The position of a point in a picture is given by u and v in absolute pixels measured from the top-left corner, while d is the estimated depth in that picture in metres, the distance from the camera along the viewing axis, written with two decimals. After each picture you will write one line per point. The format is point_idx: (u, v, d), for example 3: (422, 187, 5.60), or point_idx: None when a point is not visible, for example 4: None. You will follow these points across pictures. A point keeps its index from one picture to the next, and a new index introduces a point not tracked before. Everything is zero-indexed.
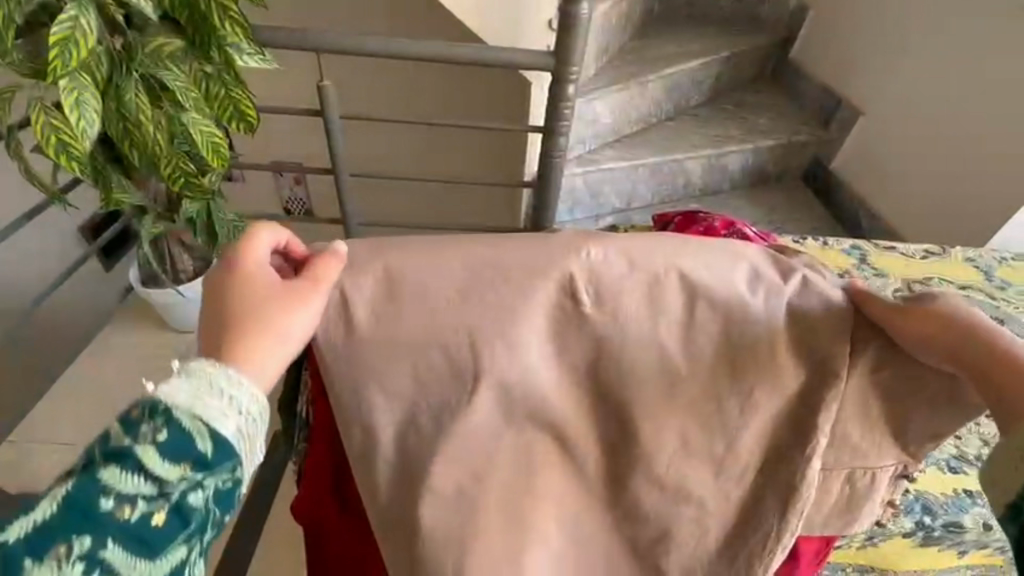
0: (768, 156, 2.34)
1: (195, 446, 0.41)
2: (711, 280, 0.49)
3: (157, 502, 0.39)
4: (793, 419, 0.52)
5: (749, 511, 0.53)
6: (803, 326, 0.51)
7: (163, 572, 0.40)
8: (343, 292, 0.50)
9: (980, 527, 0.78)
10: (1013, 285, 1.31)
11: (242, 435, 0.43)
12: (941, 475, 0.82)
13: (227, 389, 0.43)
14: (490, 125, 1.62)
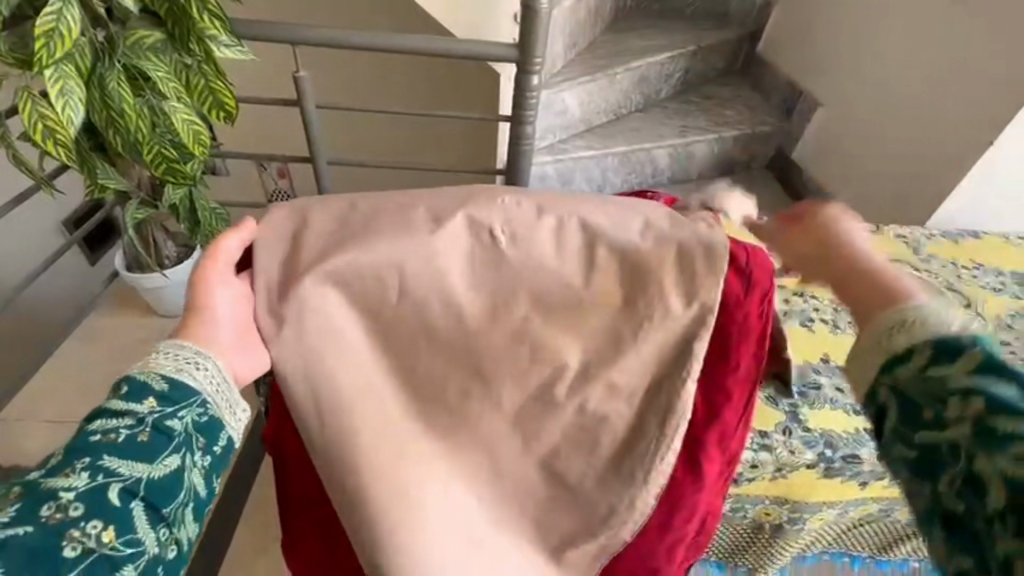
0: (733, 145, 2.45)
1: (158, 388, 0.56)
2: (605, 226, 0.63)
3: (140, 427, 0.53)
4: (677, 341, 0.65)
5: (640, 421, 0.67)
6: (686, 266, 0.63)
7: (161, 475, 0.52)
8: (308, 227, 0.66)
9: (874, 458, 0.90)
10: (939, 258, 1.43)
11: (191, 376, 0.58)
12: (844, 416, 0.93)
13: (172, 354, 0.59)
14: (460, 113, 1.71)
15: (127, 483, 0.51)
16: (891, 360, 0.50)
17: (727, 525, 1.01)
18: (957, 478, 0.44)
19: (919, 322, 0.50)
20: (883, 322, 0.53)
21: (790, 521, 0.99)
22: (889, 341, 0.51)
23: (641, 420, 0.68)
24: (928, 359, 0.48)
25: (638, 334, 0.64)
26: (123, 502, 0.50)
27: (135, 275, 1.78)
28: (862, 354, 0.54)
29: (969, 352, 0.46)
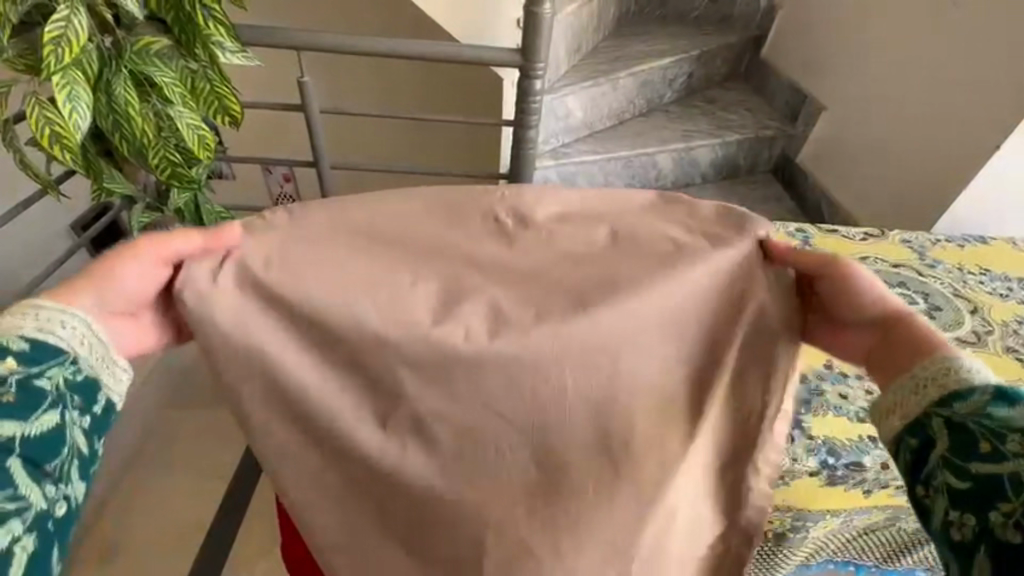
0: (737, 149, 2.44)
1: (17, 349, 0.52)
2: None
3: (4, 388, 0.50)
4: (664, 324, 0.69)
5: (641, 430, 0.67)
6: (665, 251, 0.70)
7: (39, 434, 0.51)
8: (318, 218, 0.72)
9: (878, 466, 0.89)
10: (945, 263, 1.41)
11: (57, 334, 0.55)
12: (847, 424, 0.94)
13: (45, 308, 0.56)
14: (463, 118, 1.71)
15: (2, 445, 0.49)
16: (946, 404, 0.52)
17: None
18: (1012, 506, 0.45)
19: (962, 370, 0.54)
20: (925, 374, 0.56)
21: (793, 530, 0.97)
22: (938, 387, 0.54)
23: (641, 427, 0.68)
24: (984, 400, 0.51)
25: None
26: (3, 464, 0.48)
27: None
28: (906, 402, 0.56)
29: (1023, 402, 0.50)
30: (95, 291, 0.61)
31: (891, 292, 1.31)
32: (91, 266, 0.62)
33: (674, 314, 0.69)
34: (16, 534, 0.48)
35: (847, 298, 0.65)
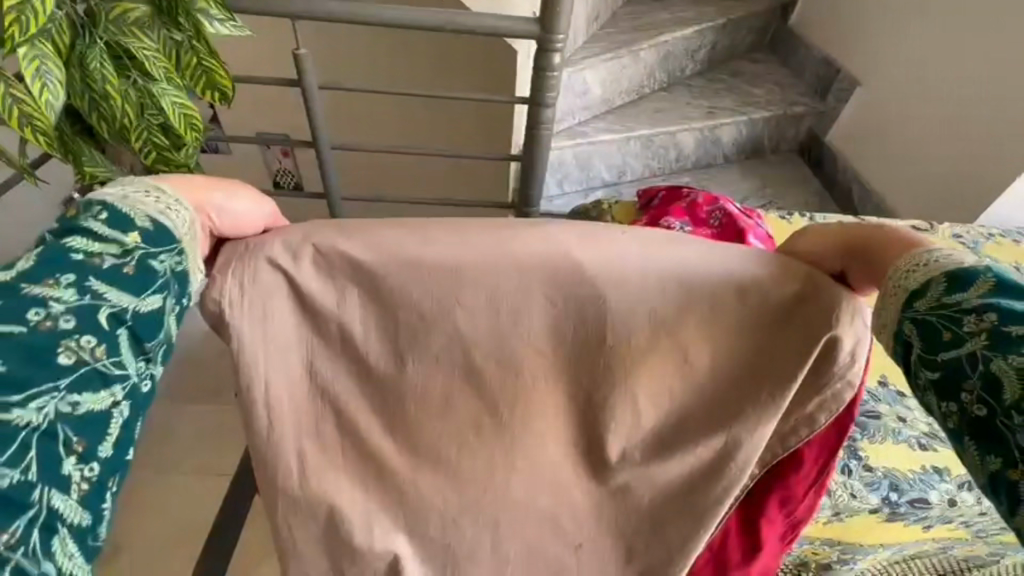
0: (762, 127, 2.29)
1: (135, 223, 0.48)
2: (681, 274, 0.50)
3: (125, 259, 0.47)
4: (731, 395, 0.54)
5: (697, 483, 0.58)
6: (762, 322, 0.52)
7: (145, 313, 0.47)
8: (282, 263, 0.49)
9: (945, 503, 0.81)
10: (998, 262, 1.30)
11: (170, 221, 0.50)
12: (908, 453, 0.84)
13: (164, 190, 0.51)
14: (473, 95, 1.57)
15: (114, 309, 0.45)
16: (909, 304, 0.45)
17: None
18: (974, 391, 0.40)
19: (926, 265, 0.46)
20: (896, 276, 0.48)
21: (840, 561, 0.90)
22: (904, 286, 0.47)
23: (689, 485, 0.58)
24: (941, 289, 0.44)
25: (702, 388, 0.54)
26: (112, 328, 0.45)
27: None
28: (883, 316, 0.48)
29: (980, 281, 0.43)
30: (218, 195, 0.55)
31: None
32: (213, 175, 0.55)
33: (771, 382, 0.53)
34: (113, 403, 0.45)
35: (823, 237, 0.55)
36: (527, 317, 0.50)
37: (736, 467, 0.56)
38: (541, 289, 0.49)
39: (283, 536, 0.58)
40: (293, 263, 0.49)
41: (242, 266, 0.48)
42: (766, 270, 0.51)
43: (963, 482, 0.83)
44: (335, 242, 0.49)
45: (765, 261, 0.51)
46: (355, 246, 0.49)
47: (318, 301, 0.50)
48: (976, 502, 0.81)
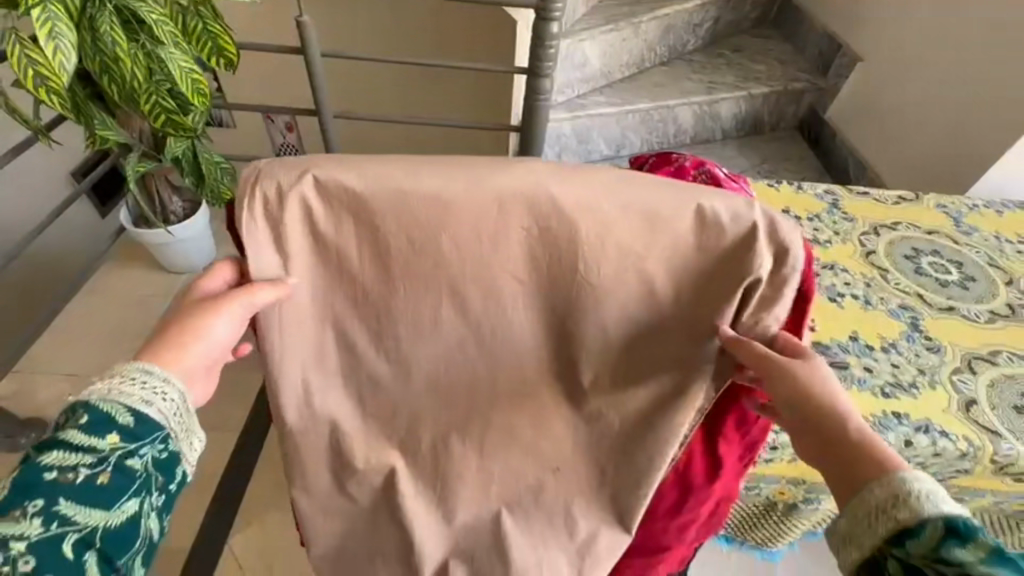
0: (762, 103, 2.31)
1: (118, 420, 0.52)
2: (651, 206, 0.54)
3: (100, 466, 0.50)
4: (695, 325, 0.59)
5: (660, 405, 0.63)
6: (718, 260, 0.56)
7: (119, 521, 0.51)
8: (276, 196, 0.53)
9: (900, 444, 0.85)
10: (980, 231, 1.32)
11: (154, 409, 0.55)
12: (871, 399, 0.89)
13: (139, 377, 0.55)
14: (470, 65, 1.60)
15: (82, 532, 0.49)
16: (895, 544, 0.46)
17: (739, 501, 0.99)
18: None
19: (911, 500, 0.47)
20: (874, 501, 0.49)
21: (805, 501, 0.97)
22: (887, 519, 0.48)
23: (656, 407, 0.64)
24: (938, 541, 0.44)
25: (669, 316, 0.59)
26: (79, 553, 0.48)
27: (141, 230, 1.71)
28: (856, 533, 0.50)
29: (976, 540, 0.43)
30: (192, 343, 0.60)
31: (924, 259, 1.22)
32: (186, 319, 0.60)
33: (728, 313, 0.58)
34: None
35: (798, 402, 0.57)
36: (507, 246, 0.55)
37: (697, 388, 0.61)
38: (521, 221, 0.54)
39: (286, 447, 0.64)
40: (290, 191, 0.53)
41: (252, 195, 0.52)
42: (739, 207, 0.54)
43: (921, 427, 0.86)
44: (332, 171, 0.53)
45: (726, 200, 0.55)
46: (348, 177, 0.52)
47: (314, 229, 0.54)
48: (930, 444, 0.85)
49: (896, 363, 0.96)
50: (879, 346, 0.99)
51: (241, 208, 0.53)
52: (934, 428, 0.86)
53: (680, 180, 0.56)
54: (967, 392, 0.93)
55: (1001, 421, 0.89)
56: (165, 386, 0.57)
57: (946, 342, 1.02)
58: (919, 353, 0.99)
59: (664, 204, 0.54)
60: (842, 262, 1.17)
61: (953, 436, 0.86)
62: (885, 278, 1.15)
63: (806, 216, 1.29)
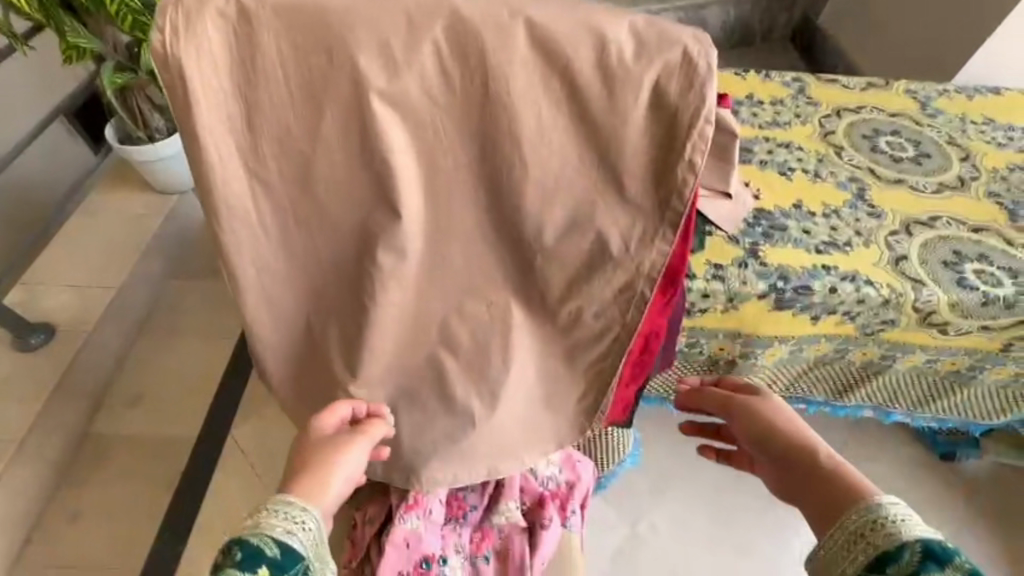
0: (751, 9, 2.24)
1: (267, 554, 0.56)
2: (553, 20, 0.57)
3: None
4: (604, 145, 0.63)
5: (576, 228, 0.70)
6: (619, 77, 0.59)
7: None
8: (194, 20, 0.55)
9: (825, 290, 0.90)
10: (946, 113, 1.33)
11: (296, 541, 0.58)
12: (804, 254, 0.95)
13: (288, 509, 0.60)
14: None
15: None
16: (878, 567, 0.54)
17: (683, 361, 1.07)
18: None
19: (889, 524, 0.56)
20: (852, 526, 0.58)
21: (743, 357, 1.04)
22: (868, 543, 0.56)
23: (575, 232, 0.70)
24: (918, 563, 0.52)
25: (580, 131, 0.63)
26: None
27: (126, 146, 1.68)
28: (837, 561, 0.58)
29: (953, 563, 0.51)
30: (330, 479, 0.67)
31: (882, 139, 1.23)
32: (322, 457, 0.68)
33: (632, 132, 0.62)
34: None
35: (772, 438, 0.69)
36: (421, 61, 0.58)
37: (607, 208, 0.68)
38: (431, 35, 0.57)
39: (241, 276, 0.71)
40: (209, 12, 0.56)
41: (172, 13, 0.55)
42: (634, 21, 0.58)
43: (848, 276, 0.92)
44: None
45: (625, 17, 0.58)
46: None
47: (234, 51, 0.57)
48: (854, 291, 0.91)
49: (834, 227, 1.00)
50: (820, 211, 1.03)
51: (164, 28, 0.56)
52: (860, 277, 0.92)
53: (583, 1, 0.58)
54: (899, 250, 0.98)
55: (928, 272, 0.95)
56: (307, 516, 0.61)
57: (888, 208, 1.06)
58: (859, 218, 1.03)
59: (565, 17, 0.57)
60: (797, 140, 1.19)
61: (876, 284, 0.91)
62: (839, 155, 1.17)
63: (768, 100, 1.30)
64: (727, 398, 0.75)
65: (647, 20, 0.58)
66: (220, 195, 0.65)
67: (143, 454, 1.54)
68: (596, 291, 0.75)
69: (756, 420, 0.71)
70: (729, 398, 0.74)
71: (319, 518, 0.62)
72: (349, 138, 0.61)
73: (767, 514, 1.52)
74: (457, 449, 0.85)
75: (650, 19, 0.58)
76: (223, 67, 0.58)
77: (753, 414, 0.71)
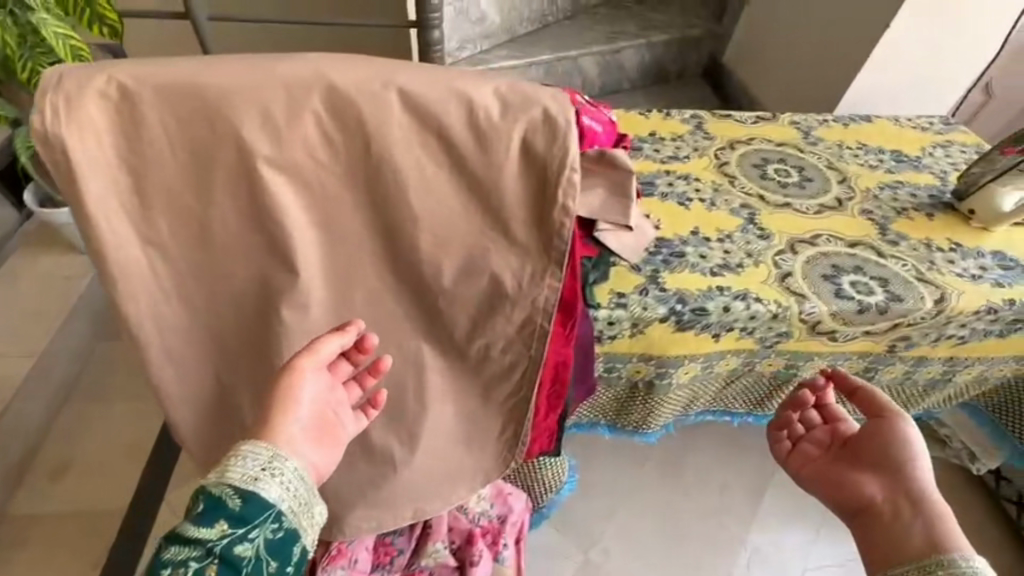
0: (664, 51, 2.43)
1: (228, 505, 0.60)
2: (422, 87, 0.62)
3: (211, 556, 0.59)
4: (485, 195, 0.69)
5: (472, 271, 0.74)
6: (490, 136, 0.65)
7: None
8: (75, 101, 0.58)
9: (720, 310, 0.98)
10: (827, 141, 1.48)
11: (268, 491, 0.63)
12: (700, 277, 1.02)
13: (255, 458, 0.64)
14: (366, 21, 1.65)
15: None
16: None
17: (604, 386, 1.12)
18: None
19: None
20: (935, 569, 0.68)
21: (659, 377, 1.09)
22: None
23: (470, 275, 0.75)
24: None
25: (462, 183, 0.68)
26: None
27: (45, 208, 1.65)
28: None
29: None
30: (285, 414, 0.69)
31: (771, 167, 1.36)
32: (273, 396, 0.70)
33: (507, 184, 0.68)
34: None
35: (894, 465, 0.80)
36: (303, 130, 0.62)
37: (495, 251, 0.73)
38: (309, 106, 0.61)
39: (143, 338, 0.72)
40: (90, 92, 0.58)
41: (53, 95, 0.58)
42: (499, 86, 0.64)
43: (739, 295, 1.00)
44: (130, 72, 0.59)
45: (490, 84, 0.64)
46: (146, 72, 0.59)
47: (119, 126, 0.60)
48: (746, 308, 0.99)
49: (728, 249, 1.10)
50: (716, 236, 1.12)
51: (43, 109, 0.58)
52: (750, 295, 1.00)
53: (451, 69, 0.64)
54: (785, 268, 1.07)
55: (811, 286, 1.04)
56: (281, 463, 0.65)
57: (776, 230, 1.16)
58: (749, 240, 1.13)
59: (434, 86, 0.62)
60: (695, 172, 1.30)
61: (765, 300, 1.00)
62: (732, 184, 1.28)
63: (669, 137, 1.41)
64: (877, 415, 0.86)
65: (511, 84, 0.64)
66: (113, 262, 0.66)
67: (66, 531, 1.44)
68: (499, 327, 0.80)
69: (889, 445, 0.82)
70: (879, 418, 0.85)
71: (285, 458, 0.66)
72: (240, 203, 0.65)
73: (714, 527, 1.57)
74: (380, 493, 0.86)
75: (513, 83, 0.65)
76: (109, 143, 0.61)
77: (888, 437, 0.83)
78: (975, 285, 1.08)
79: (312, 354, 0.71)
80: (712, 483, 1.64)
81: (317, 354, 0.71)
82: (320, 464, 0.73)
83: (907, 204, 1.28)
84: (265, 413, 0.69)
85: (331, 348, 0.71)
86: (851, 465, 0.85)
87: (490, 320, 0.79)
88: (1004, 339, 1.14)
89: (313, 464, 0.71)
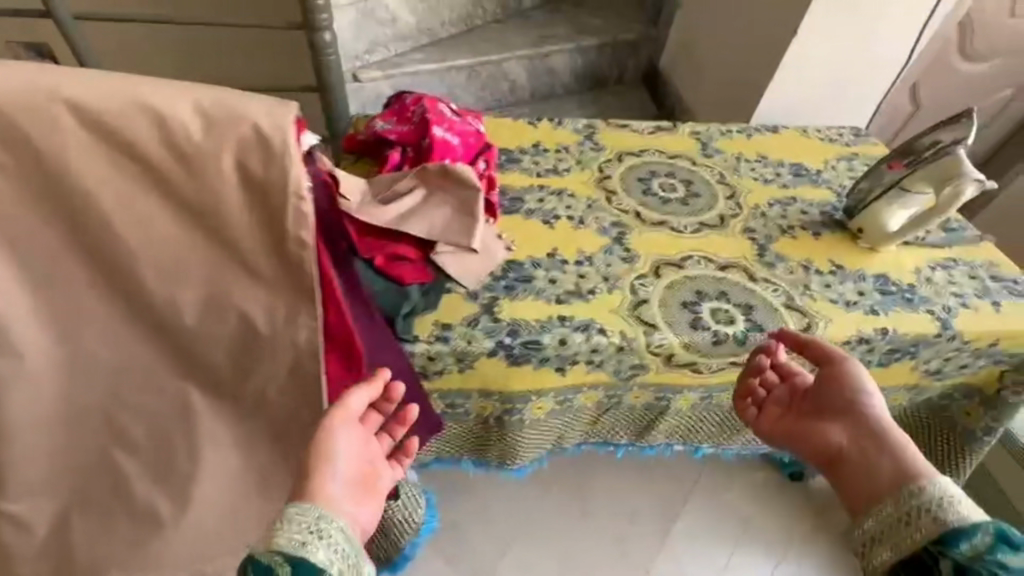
0: (598, 55, 2.31)
1: (277, 573, 0.56)
2: (101, 102, 0.56)
3: None
4: (206, 224, 0.60)
5: (213, 310, 0.65)
6: (192, 155, 0.57)
7: None
8: None
9: (556, 343, 0.90)
10: (725, 153, 1.37)
11: (317, 555, 0.57)
12: (542, 306, 0.94)
13: (302, 519, 0.59)
14: (246, 22, 1.54)
15: None
16: (934, 546, 0.62)
17: (453, 422, 1.03)
18: None
19: (937, 508, 0.64)
20: (914, 503, 0.65)
21: (508, 413, 1.00)
22: (928, 520, 0.63)
23: (212, 315, 0.65)
24: (982, 553, 0.59)
25: (176, 210, 0.60)
26: None
27: None
28: (886, 523, 0.66)
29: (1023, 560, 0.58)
30: (327, 475, 0.64)
31: (659, 181, 1.26)
32: (308, 457, 0.65)
33: (225, 210, 0.59)
34: None
35: (853, 410, 0.78)
36: None
37: (234, 287, 0.64)
38: None
39: None
40: None
41: None
42: (198, 98, 0.57)
43: (581, 326, 0.92)
44: None
45: (188, 97, 0.57)
46: None
47: None
48: (586, 340, 0.90)
49: (584, 273, 1.01)
50: (573, 259, 1.03)
51: None
52: (593, 326, 0.92)
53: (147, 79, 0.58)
54: (643, 294, 0.99)
55: (664, 315, 0.96)
56: (329, 523, 0.60)
57: (643, 252, 1.08)
58: (611, 262, 1.04)
59: (119, 98, 0.56)
60: (571, 187, 1.20)
61: (608, 331, 0.92)
62: (609, 200, 1.19)
63: (553, 148, 1.29)
64: (823, 361, 0.83)
65: (214, 97, 0.58)
66: None
67: None
68: (266, 371, 0.70)
69: (841, 390, 0.80)
70: (827, 363, 0.83)
71: (340, 521, 0.61)
72: None
73: (620, 560, 1.46)
74: (147, 558, 0.75)
75: (217, 96, 0.58)
76: None
77: (841, 380, 0.81)
78: (848, 312, 1.01)
79: (344, 407, 0.69)
80: (622, 510, 1.53)
81: (349, 407, 0.69)
82: (370, 522, 0.67)
83: (794, 222, 1.20)
84: (304, 477, 0.64)
85: (361, 399, 0.69)
86: (813, 417, 0.81)
87: (251, 364, 0.69)
88: (886, 368, 1.06)
89: (365, 524, 0.65)
